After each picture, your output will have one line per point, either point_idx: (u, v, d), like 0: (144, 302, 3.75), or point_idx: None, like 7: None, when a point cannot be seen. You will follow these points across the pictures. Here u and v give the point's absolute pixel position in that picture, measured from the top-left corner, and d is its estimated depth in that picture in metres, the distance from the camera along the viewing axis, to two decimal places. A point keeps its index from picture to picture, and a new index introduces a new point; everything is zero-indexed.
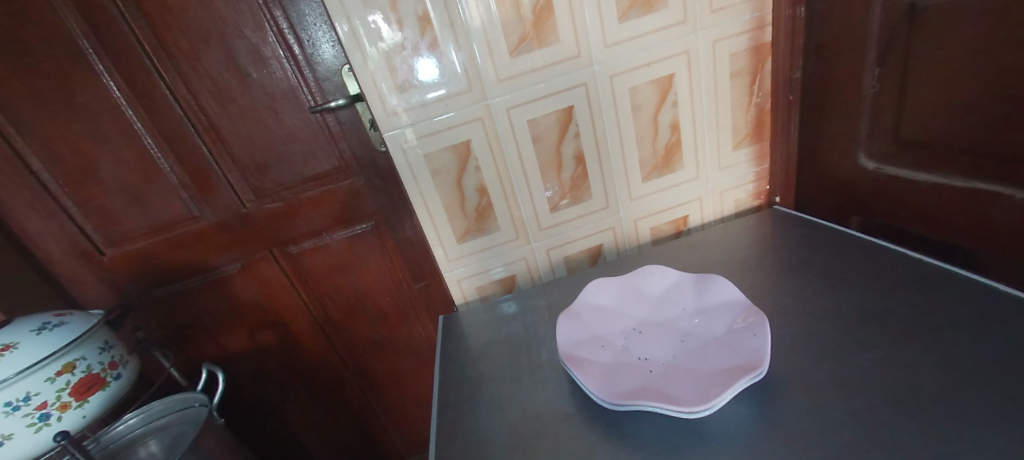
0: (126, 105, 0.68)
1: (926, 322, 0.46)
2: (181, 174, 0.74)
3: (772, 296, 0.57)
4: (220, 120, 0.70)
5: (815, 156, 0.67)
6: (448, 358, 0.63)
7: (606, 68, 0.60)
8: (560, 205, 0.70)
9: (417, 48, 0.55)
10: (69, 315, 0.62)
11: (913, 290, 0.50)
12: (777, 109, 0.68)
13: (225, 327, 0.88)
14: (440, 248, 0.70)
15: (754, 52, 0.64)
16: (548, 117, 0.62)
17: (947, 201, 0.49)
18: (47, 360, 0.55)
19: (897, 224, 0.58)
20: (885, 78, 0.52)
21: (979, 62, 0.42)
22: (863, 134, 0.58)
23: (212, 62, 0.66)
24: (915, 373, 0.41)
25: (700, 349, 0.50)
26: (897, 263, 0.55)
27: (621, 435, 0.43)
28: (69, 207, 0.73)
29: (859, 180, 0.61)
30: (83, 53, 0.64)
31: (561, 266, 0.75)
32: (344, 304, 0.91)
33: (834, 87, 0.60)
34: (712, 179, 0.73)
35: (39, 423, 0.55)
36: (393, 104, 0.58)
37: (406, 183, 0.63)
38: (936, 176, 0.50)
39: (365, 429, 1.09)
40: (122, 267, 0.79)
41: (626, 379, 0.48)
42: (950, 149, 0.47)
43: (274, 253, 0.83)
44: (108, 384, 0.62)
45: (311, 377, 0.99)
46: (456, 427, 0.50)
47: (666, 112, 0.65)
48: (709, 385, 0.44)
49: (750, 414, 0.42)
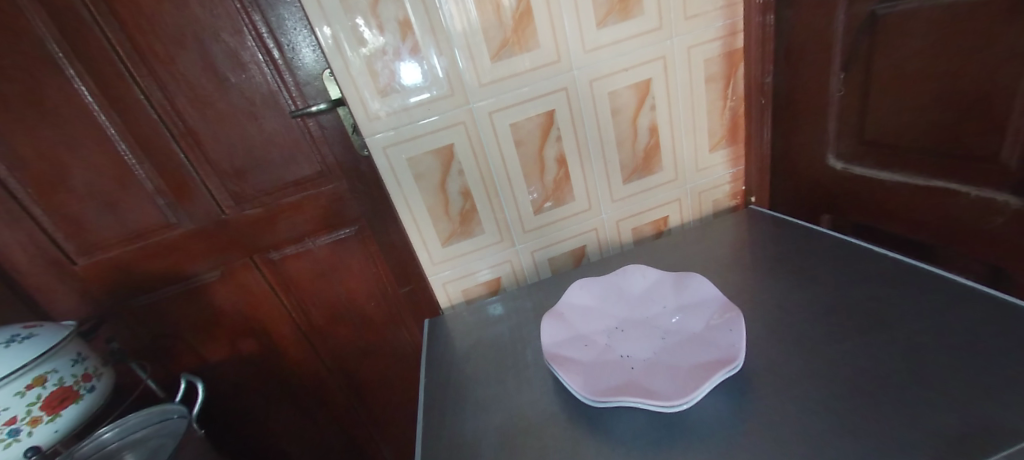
0: (99, 110, 0.66)
1: (892, 315, 0.48)
2: (157, 181, 0.72)
3: (750, 292, 0.59)
4: (198, 125, 0.69)
5: (787, 157, 0.70)
6: (433, 362, 0.63)
7: (585, 72, 0.61)
8: (544, 207, 0.70)
9: (398, 52, 0.55)
10: (39, 326, 0.60)
11: (880, 284, 0.53)
12: (751, 112, 0.70)
13: (204, 336, 0.86)
14: (425, 252, 0.70)
15: (727, 57, 0.66)
16: (530, 121, 0.63)
17: (909, 198, 0.52)
18: (17, 374, 0.53)
19: (864, 221, 0.61)
20: (850, 82, 0.55)
21: (935, 68, 0.44)
22: (831, 136, 0.60)
23: (189, 66, 0.65)
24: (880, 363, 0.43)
25: (679, 346, 0.51)
26: (865, 259, 0.57)
27: (606, 431, 0.44)
28: (38, 215, 0.70)
29: (828, 179, 0.63)
30: (53, 57, 0.62)
31: (545, 267, 0.76)
32: (328, 310, 0.90)
33: (803, 91, 0.63)
34: (691, 180, 0.75)
35: (7, 439, 0.53)
36: (376, 108, 0.58)
37: (390, 188, 0.64)
38: (899, 175, 0.52)
39: (351, 435, 1.07)
40: (95, 277, 0.76)
41: (609, 376, 0.49)
42: (910, 149, 0.50)
43: (254, 260, 0.82)
44: (81, 397, 0.60)
45: (294, 384, 0.97)
46: (443, 430, 0.50)
47: (644, 116, 0.67)
48: (688, 378, 0.45)
49: (729, 406, 0.43)
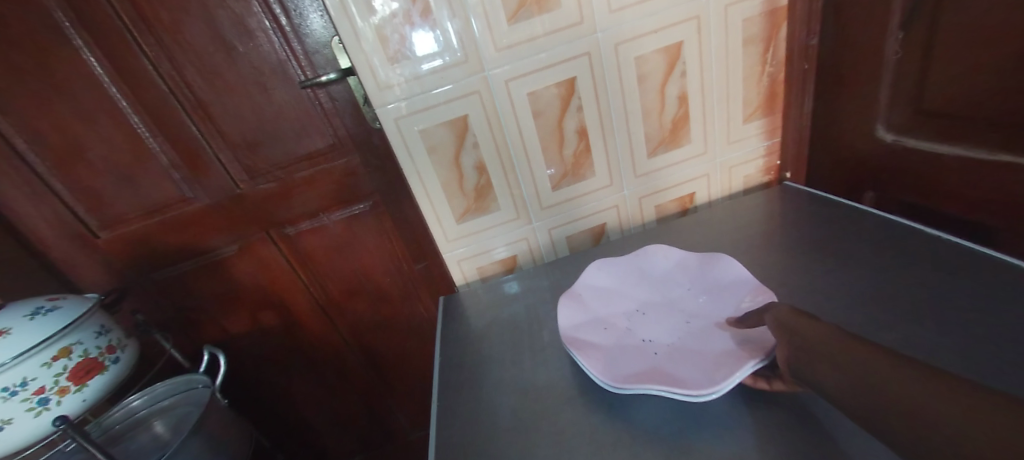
0: (109, 82, 0.65)
1: (939, 304, 0.45)
2: (171, 155, 0.71)
3: (780, 274, 0.56)
4: (207, 96, 0.67)
5: (830, 129, 0.64)
6: (448, 340, 0.62)
7: (610, 36, 0.57)
8: (563, 183, 0.67)
9: (409, 16, 0.52)
10: (62, 299, 0.61)
11: (927, 270, 0.49)
12: (791, 78, 0.64)
13: (226, 309, 0.88)
14: (439, 228, 0.68)
15: (768, 16, 0.60)
16: (549, 90, 0.59)
17: (965, 175, 0.47)
18: (42, 345, 0.54)
19: (911, 200, 0.56)
20: (909, 43, 0.49)
21: (1009, 28, 0.39)
22: (882, 104, 0.55)
23: (195, 35, 0.63)
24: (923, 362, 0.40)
25: (705, 330, 0.49)
26: (912, 243, 0.53)
27: (625, 418, 0.43)
28: (58, 188, 0.71)
29: (874, 153, 0.58)
30: (60, 27, 0.61)
31: (563, 245, 0.73)
32: (344, 285, 0.90)
33: (853, 53, 0.57)
34: (721, 154, 0.70)
35: (38, 407, 0.55)
36: (386, 77, 0.55)
37: (402, 162, 0.61)
38: (959, 147, 0.47)
39: (370, 407, 1.10)
40: (118, 251, 0.77)
41: (630, 361, 0.47)
42: (974, 119, 0.44)
43: (271, 235, 0.82)
44: (106, 368, 0.62)
45: (314, 357, 0.99)
46: (458, 409, 0.49)
47: (673, 84, 0.62)
48: (716, 366, 0.42)
49: (759, 397, 0.41)
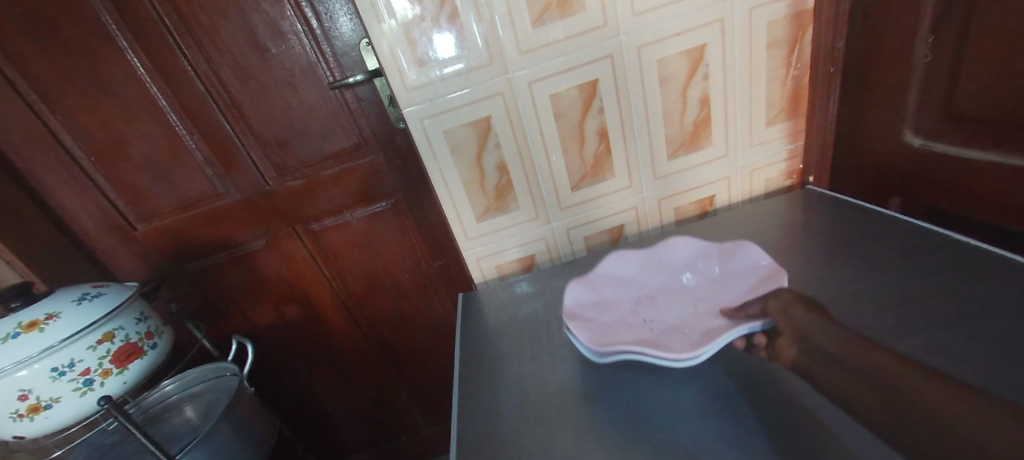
0: (150, 82, 0.69)
1: (967, 311, 0.44)
2: (206, 152, 0.75)
3: (801, 278, 0.55)
4: (241, 97, 0.70)
5: (855, 132, 0.63)
6: (468, 336, 0.63)
7: (633, 39, 0.57)
8: (582, 183, 0.68)
9: (436, 19, 0.53)
10: (106, 286, 0.65)
11: (956, 277, 0.48)
12: (817, 80, 0.63)
13: (252, 301, 0.91)
14: (460, 226, 0.70)
15: (794, 19, 0.59)
16: (570, 92, 0.60)
17: (996, 181, 0.46)
18: (86, 330, 0.57)
19: (939, 205, 0.55)
20: (939, 46, 0.48)
21: None
22: (911, 107, 0.54)
23: (231, 37, 0.66)
24: (948, 374, 0.39)
25: (708, 313, 0.52)
26: (941, 249, 0.52)
27: (642, 416, 0.43)
28: (101, 182, 0.75)
29: (901, 157, 0.57)
30: (107, 29, 0.65)
31: (581, 246, 0.74)
32: (365, 280, 0.92)
33: (881, 56, 0.56)
34: (743, 157, 0.69)
35: (83, 387, 0.59)
36: (412, 79, 0.57)
37: (426, 161, 0.63)
38: (990, 153, 0.46)
39: (386, 401, 1.12)
40: (154, 242, 0.81)
41: (628, 334, 0.51)
42: (1004, 125, 0.43)
43: (297, 231, 0.85)
44: (146, 353, 0.65)
45: (333, 350, 1.02)
46: (478, 404, 0.51)
47: (695, 86, 0.62)
48: (705, 338, 0.46)
49: (777, 399, 0.41)
